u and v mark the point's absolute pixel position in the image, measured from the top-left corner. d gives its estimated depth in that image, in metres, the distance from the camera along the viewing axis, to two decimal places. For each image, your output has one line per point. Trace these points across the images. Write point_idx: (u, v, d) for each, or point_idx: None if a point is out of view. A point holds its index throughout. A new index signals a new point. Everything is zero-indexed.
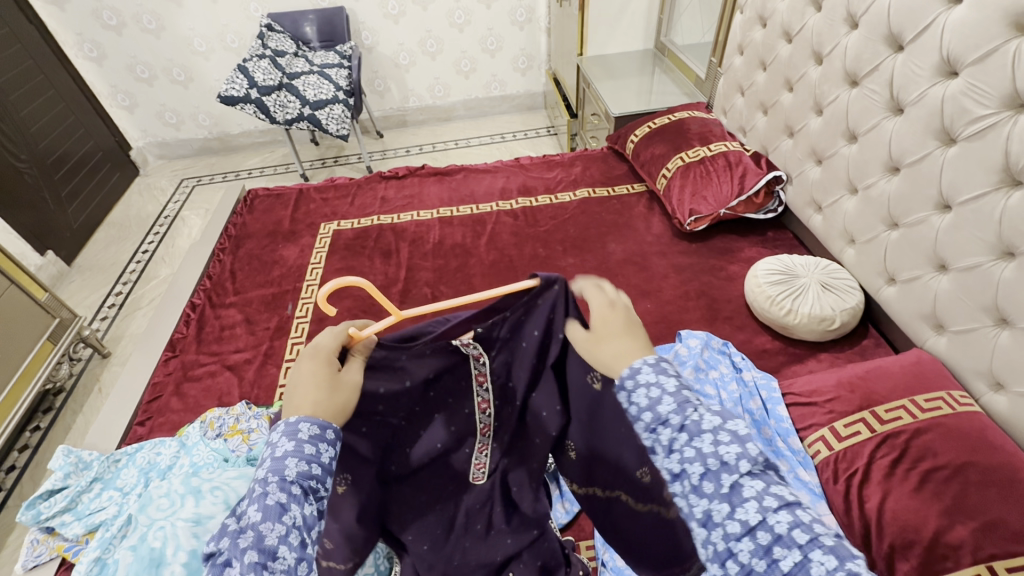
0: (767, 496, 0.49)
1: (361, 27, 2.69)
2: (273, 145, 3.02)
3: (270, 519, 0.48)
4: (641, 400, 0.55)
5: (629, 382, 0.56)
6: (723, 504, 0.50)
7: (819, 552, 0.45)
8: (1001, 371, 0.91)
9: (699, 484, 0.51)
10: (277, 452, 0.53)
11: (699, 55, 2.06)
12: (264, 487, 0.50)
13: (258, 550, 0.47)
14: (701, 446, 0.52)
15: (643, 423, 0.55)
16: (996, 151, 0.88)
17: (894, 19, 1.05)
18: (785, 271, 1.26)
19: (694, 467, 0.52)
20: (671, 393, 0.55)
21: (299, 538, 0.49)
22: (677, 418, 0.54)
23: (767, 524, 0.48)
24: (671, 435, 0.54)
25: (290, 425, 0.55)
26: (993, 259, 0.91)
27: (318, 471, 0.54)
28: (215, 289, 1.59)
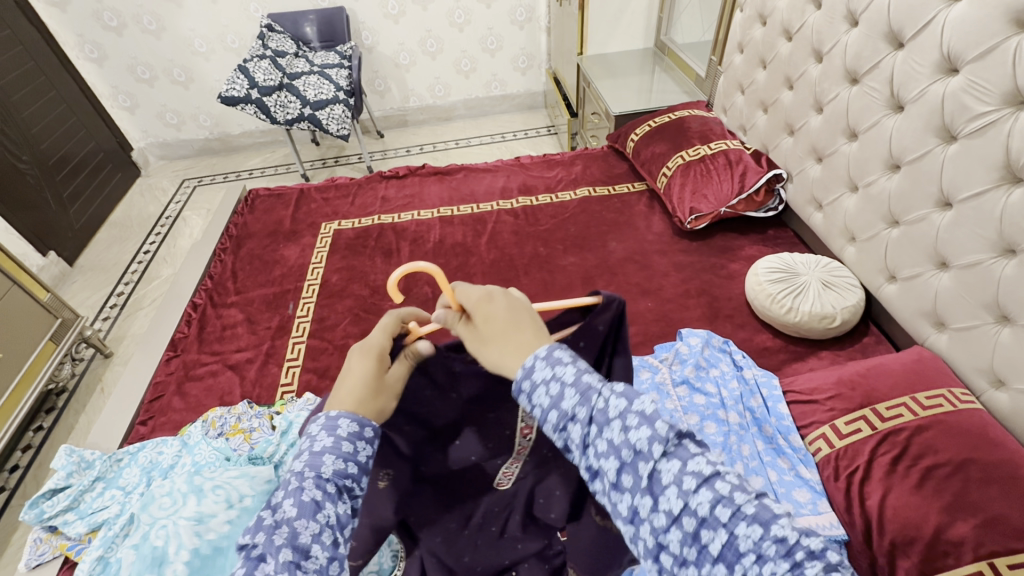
0: (684, 477, 0.46)
1: (361, 27, 2.69)
2: (274, 145, 3.03)
3: (305, 516, 0.50)
4: (544, 399, 0.51)
5: (528, 382, 0.52)
6: (646, 497, 0.47)
7: (743, 525, 0.43)
8: (1002, 368, 0.91)
9: (618, 479, 0.48)
10: (316, 447, 0.54)
11: (699, 54, 2.06)
12: (301, 482, 0.52)
13: (293, 547, 0.48)
14: (611, 437, 0.48)
15: (552, 423, 0.51)
16: (996, 148, 0.88)
17: (895, 16, 1.05)
18: (787, 268, 1.26)
19: (609, 461, 0.48)
20: (571, 384, 0.51)
21: (331, 536, 0.51)
22: (584, 411, 0.50)
23: (690, 508, 0.45)
24: (582, 431, 0.50)
25: (330, 420, 0.56)
26: (993, 256, 0.91)
27: (353, 469, 0.55)
28: (216, 289, 1.60)
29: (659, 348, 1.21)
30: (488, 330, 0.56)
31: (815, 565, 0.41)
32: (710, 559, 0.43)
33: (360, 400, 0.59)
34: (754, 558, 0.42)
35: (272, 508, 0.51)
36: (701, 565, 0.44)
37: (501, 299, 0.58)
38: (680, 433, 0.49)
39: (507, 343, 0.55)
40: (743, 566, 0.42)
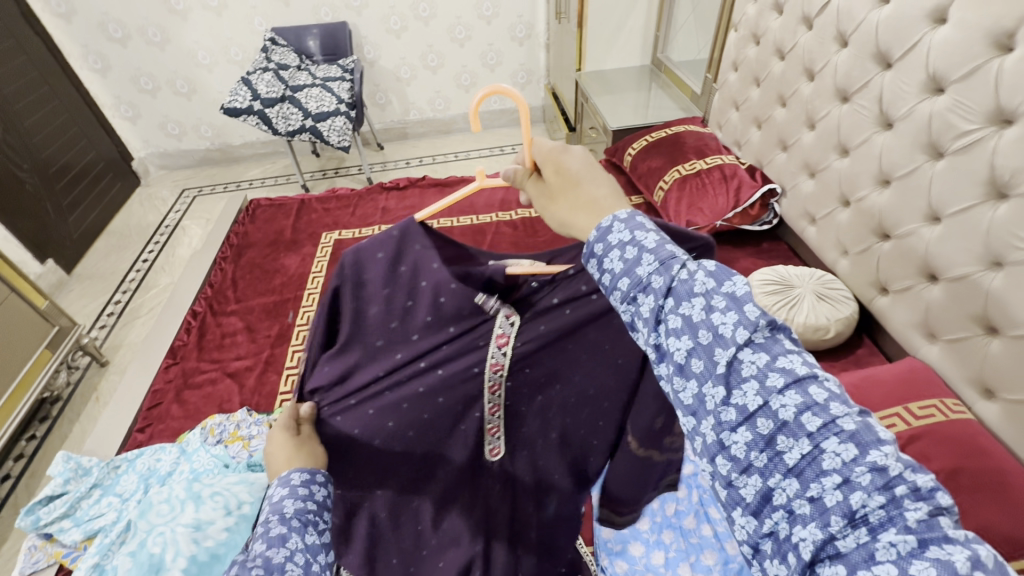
0: (770, 374, 0.45)
1: (363, 41, 2.74)
2: (274, 156, 3.05)
3: (274, 546, 0.54)
4: (616, 265, 0.52)
5: (601, 247, 0.54)
6: (720, 388, 0.46)
7: (833, 442, 0.42)
8: (992, 379, 0.94)
9: (687, 362, 0.48)
10: (274, 497, 0.60)
11: (695, 71, 2.11)
12: (267, 524, 0.56)
13: (265, 567, 0.51)
14: (690, 313, 0.49)
15: (622, 292, 0.52)
16: (981, 165, 0.91)
17: (883, 37, 1.09)
18: (781, 280, 1.27)
19: (682, 342, 0.49)
20: (653, 252, 0.51)
21: (304, 559, 0.54)
22: (662, 281, 0.50)
23: (770, 411, 0.44)
24: (654, 303, 0.50)
25: (284, 478, 0.63)
26: (981, 269, 0.94)
27: (311, 508, 0.61)
28: (216, 298, 1.60)
29: None
30: (558, 179, 0.60)
31: (918, 509, 0.39)
32: (783, 470, 0.43)
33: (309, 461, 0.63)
34: (839, 480, 0.41)
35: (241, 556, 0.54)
36: (768, 475, 0.44)
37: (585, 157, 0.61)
38: (771, 324, 0.47)
39: (579, 198, 0.58)
40: (822, 486, 0.41)
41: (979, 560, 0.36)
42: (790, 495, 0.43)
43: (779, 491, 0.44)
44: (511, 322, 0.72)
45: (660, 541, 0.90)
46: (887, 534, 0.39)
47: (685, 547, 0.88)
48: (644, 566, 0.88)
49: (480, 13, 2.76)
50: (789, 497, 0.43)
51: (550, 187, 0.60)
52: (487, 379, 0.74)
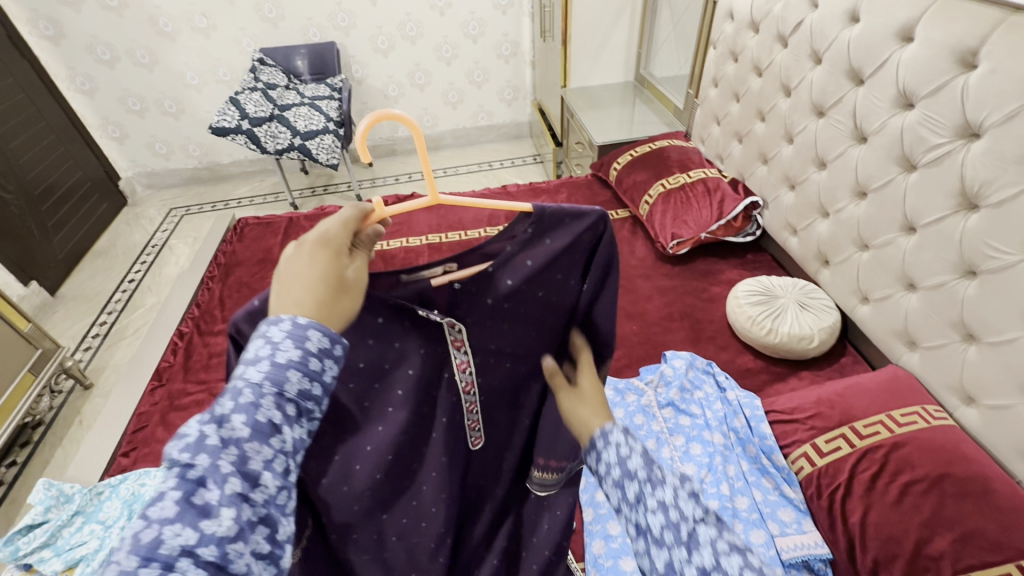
0: (719, 541, 0.53)
1: (351, 61, 2.78)
2: (262, 174, 3.05)
3: (257, 441, 0.43)
4: (611, 457, 0.57)
5: (601, 442, 0.59)
6: (682, 551, 0.53)
7: None
8: (971, 385, 0.95)
9: (659, 534, 0.54)
10: (277, 357, 0.45)
11: (676, 87, 2.16)
12: (259, 399, 0.44)
13: (241, 478, 0.41)
14: (663, 497, 0.54)
15: (613, 477, 0.57)
16: (953, 176, 0.93)
17: (854, 55, 1.12)
18: (765, 291, 1.30)
19: (655, 518, 0.55)
20: (639, 452, 0.56)
21: (283, 467, 0.44)
22: (645, 472, 0.55)
23: (721, 568, 0.51)
24: (638, 489, 0.55)
25: (298, 328, 0.47)
26: (956, 278, 0.96)
27: (316, 391, 0.48)
28: (203, 318, 1.58)
29: (646, 370, 1.25)
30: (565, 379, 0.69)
31: None
32: None
33: (299, 299, 0.50)
34: None
35: (213, 427, 0.42)
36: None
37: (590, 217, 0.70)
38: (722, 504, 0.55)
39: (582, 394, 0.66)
40: None
41: None
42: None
43: None
44: (458, 329, 0.70)
45: None
46: None
47: None
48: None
49: (466, 32, 2.80)
50: None
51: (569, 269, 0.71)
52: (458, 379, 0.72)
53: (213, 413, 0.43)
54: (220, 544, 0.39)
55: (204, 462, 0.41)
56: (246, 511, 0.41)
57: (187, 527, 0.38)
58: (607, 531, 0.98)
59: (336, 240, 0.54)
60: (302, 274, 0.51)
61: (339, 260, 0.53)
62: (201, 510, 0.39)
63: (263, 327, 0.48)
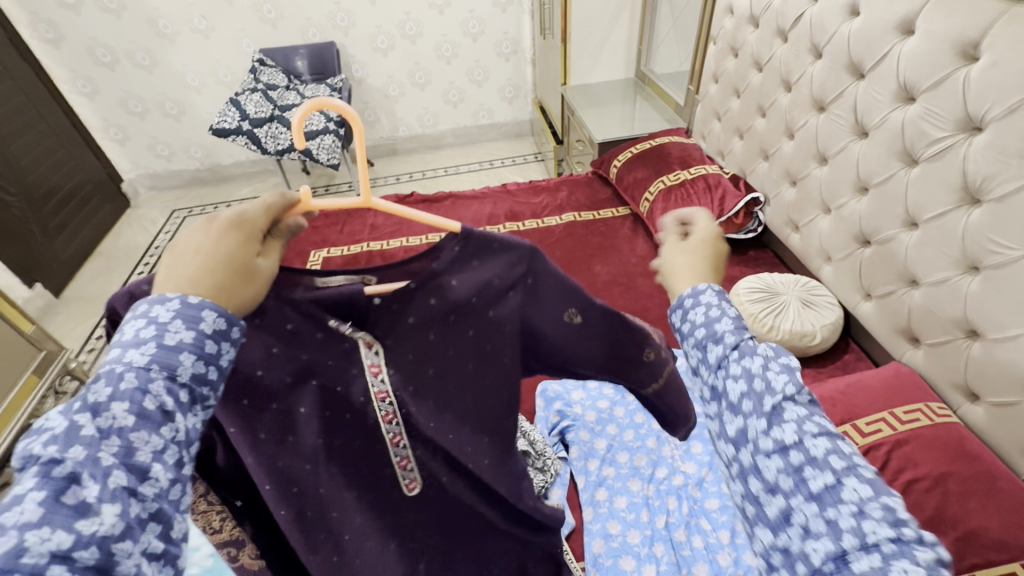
0: (807, 421, 0.49)
1: (351, 60, 2.78)
2: (264, 175, 3.06)
3: (145, 429, 0.38)
4: (698, 317, 0.58)
5: (690, 301, 0.60)
6: (762, 420, 0.50)
7: (853, 480, 0.46)
8: (975, 382, 0.94)
9: (738, 400, 0.53)
10: (166, 339, 0.41)
11: (677, 83, 2.15)
12: (145, 383, 0.39)
13: (125, 469, 0.36)
14: (750, 364, 0.53)
15: (696, 339, 0.58)
16: (955, 170, 0.92)
17: (855, 48, 1.11)
18: (766, 288, 1.29)
19: (738, 383, 0.53)
20: (732, 316, 0.57)
21: (177, 456, 0.39)
22: (734, 337, 0.56)
23: (803, 445, 0.48)
24: (722, 352, 0.56)
25: (189, 308, 0.43)
26: (959, 274, 0.95)
27: (212, 376, 0.44)
28: None
29: None
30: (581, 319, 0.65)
31: (923, 549, 0.42)
32: (805, 493, 0.47)
33: (195, 279, 0.44)
34: (853, 509, 0.44)
35: (86, 416, 0.37)
36: (791, 496, 0.48)
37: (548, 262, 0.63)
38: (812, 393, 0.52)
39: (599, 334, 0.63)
40: (839, 512, 0.45)
41: None
42: (808, 514, 0.46)
43: (799, 511, 0.47)
44: (376, 351, 0.61)
45: (651, 554, 0.93)
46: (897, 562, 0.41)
47: (677, 559, 0.92)
48: None
49: (466, 31, 2.80)
50: (808, 514, 0.46)
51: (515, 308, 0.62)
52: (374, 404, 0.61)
53: (84, 402, 0.38)
54: (103, 545, 0.33)
55: (78, 454, 0.35)
56: (135, 506, 0.36)
57: (59, 529, 0.32)
58: (607, 531, 0.98)
59: (253, 222, 0.49)
60: (202, 253, 0.45)
61: (250, 244, 0.48)
62: (75, 509, 0.33)
63: (142, 309, 0.42)
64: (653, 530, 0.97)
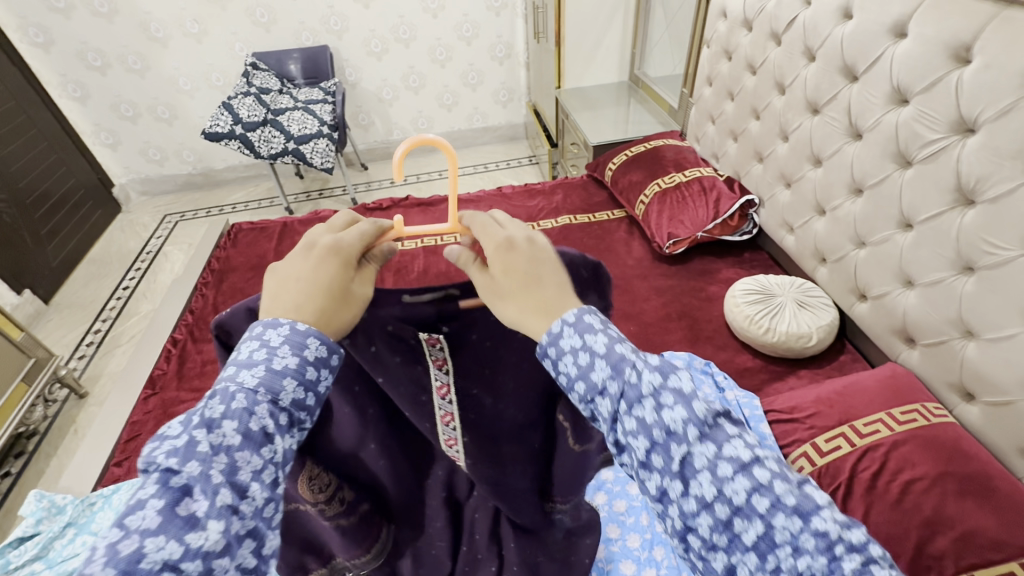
0: (719, 463, 0.45)
1: (344, 64, 2.77)
2: (258, 179, 3.04)
3: (248, 449, 0.43)
4: (571, 368, 0.52)
5: (553, 350, 0.53)
6: (677, 481, 0.46)
7: (782, 517, 0.43)
8: (971, 382, 0.95)
9: (647, 459, 0.48)
10: (275, 364, 0.47)
11: (671, 87, 2.16)
12: (254, 406, 0.44)
13: (230, 487, 0.41)
14: (642, 415, 0.48)
15: (579, 394, 0.52)
16: (949, 172, 0.93)
17: (848, 52, 1.12)
18: (762, 290, 1.29)
19: (638, 441, 0.48)
20: (602, 356, 0.51)
21: (273, 478, 0.44)
22: (615, 386, 0.50)
23: (724, 496, 0.45)
24: (610, 405, 0.50)
25: (296, 335, 0.49)
26: (954, 274, 0.96)
27: (309, 401, 0.49)
28: (198, 324, 1.56)
29: None
30: (508, 279, 0.56)
31: (853, 560, 0.41)
32: (742, 548, 0.44)
33: (298, 304, 0.51)
34: (791, 550, 0.42)
35: (202, 432, 0.42)
36: (731, 552, 0.45)
37: (551, 256, 0.59)
38: (715, 412, 0.48)
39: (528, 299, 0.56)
40: (778, 558, 0.43)
41: None
42: (751, 569, 0.44)
43: (742, 566, 0.44)
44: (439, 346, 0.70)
45: (651, 557, 0.93)
46: None
47: (676, 563, 0.92)
48: None
49: (460, 34, 2.80)
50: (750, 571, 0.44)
51: (500, 286, 0.57)
52: (437, 409, 0.68)
53: (201, 419, 0.43)
54: (205, 558, 0.38)
55: (194, 470, 0.40)
56: (235, 523, 0.40)
57: (173, 539, 0.38)
58: (607, 535, 0.97)
59: (348, 249, 0.56)
60: (307, 277, 0.52)
61: (346, 271, 0.55)
62: (186, 520, 0.39)
63: (259, 333, 0.49)
64: (652, 534, 0.96)
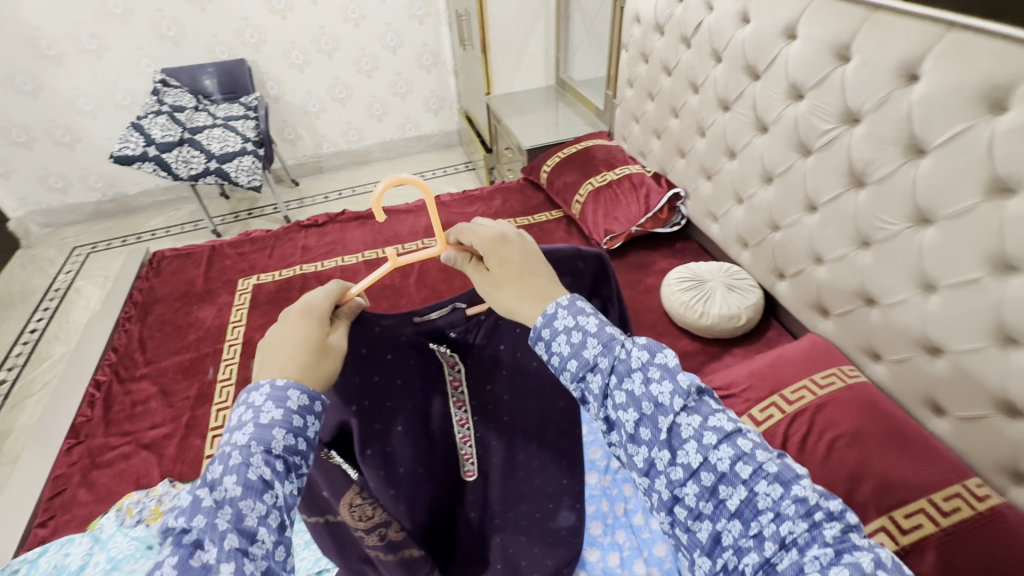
0: (705, 433, 0.52)
1: (264, 77, 2.66)
2: (178, 203, 2.86)
3: (250, 497, 0.46)
4: (564, 347, 0.58)
5: (549, 332, 0.59)
6: (664, 451, 0.53)
7: (763, 484, 0.49)
8: (876, 344, 1.06)
9: (636, 431, 0.54)
10: (262, 419, 0.50)
11: (596, 89, 2.24)
12: (247, 458, 0.48)
13: (238, 533, 0.44)
14: (632, 388, 0.55)
15: (572, 372, 0.58)
16: (841, 158, 1.04)
17: (748, 53, 1.22)
18: (694, 277, 1.37)
19: (628, 414, 0.55)
20: (594, 334, 0.58)
21: (279, 521, 0.48)
22: (607, 361, 0.56)
23: (710, 464, 0.51)
24: (602, 380, 0.56)
25: (277, 390, 0.52)
26: (854, 249, 1.06)
27: (303, 446, 0.52)
28: (122, 363, 1.46)
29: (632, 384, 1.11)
30: (503, 271, 0.63)
31: (833, 526, 0.46)
32: (727, 514, 0.50)
33: (288, 364, 0.55)
34: (772, 516, 0.48)
35: (206, 491, 0.46)
36: (716, 520, 0.50)
37: (538, 252, 0.66)
38: (699, 387, 0.55)
39: (523, 287, 0.62)
40: (761, 523, 0.48)
41: (879, 561, 0.44)
42: (735, 536, 0.49)
43: (726, 532, 0.50)
44: (456, 367, 0.83)
45: (613, 542, 0.95)
46: (812, 550, 0.46)
47: (637, 544, 0.94)
48: (603, 569, 0.91)
49: (384, 43, 2.77)
50: (735, 536, 0.49)
51: (494, 276, 0.64)
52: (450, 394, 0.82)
53: (206, 479, 0.48)
54: None
55: (201, 523, 0.44)
56: (247, 565, 0.44)
57: None
58: None
59: (317, 310, 0.62)
60: (291, 339, 0.57)
61: (320, 326, 0.60)
62: (203, 568, 0.43)
63: (246, 396, 0.53)
64: (612, 519, 0.99)
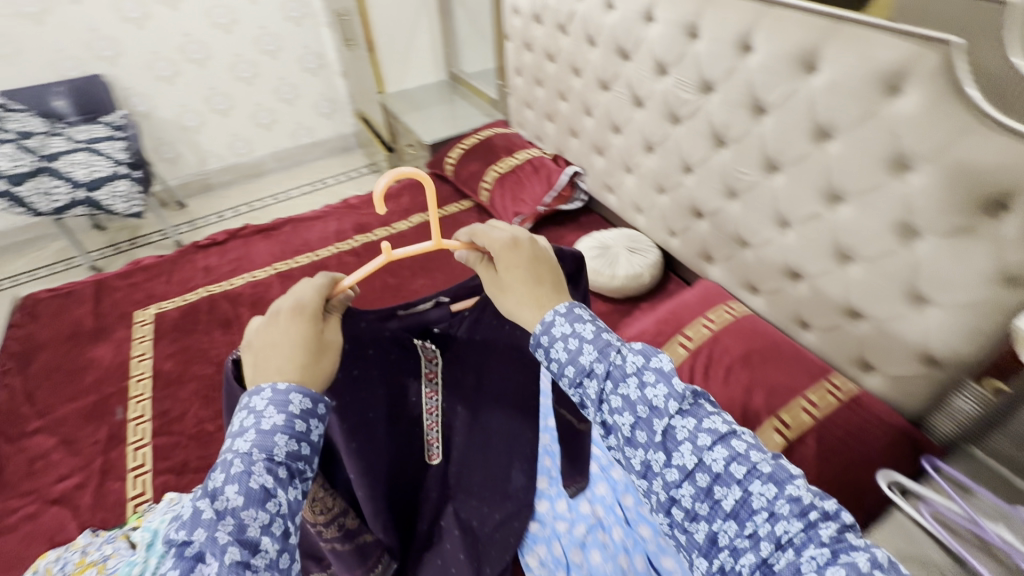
0: (699, 436, 0.57)
1: (128, 93, 2.43)
2: (42, 241, 2.53)
3: (252, 507, 0.49)
4: (562, 353, 0.64)
5: (548, 339, 0.65)
6: (660, 453, 0.58)
7: (757, 484, 0.54)
8: (753, 279, 1.24)
9: (632, 434, 0.60)
10: (263, 425, 0.53)
11: (487, 80, 2.31)
12: (249, 467, 0.50)
13: (242, 542, 0.48)
14: (627, 394, 0.60)
15: (570, 377, 0.64)
16: (704, 123, 1.19)
17: (617, 37, 1.35)
18: (599, 244, 1.50)
19: (625, 417, 0.60)
20: (591, 342, 0.63)
21: (282, 529, 0.51)
22: (602, 367, 0.62)
23: (705, 466, 0.56)
24: (598, 385, 0.62)
25: (279, 394, 0.55)
26: (725, 201, 1.23)
27: (305, 450, 0.55)
28: (7, 420, 1.30)
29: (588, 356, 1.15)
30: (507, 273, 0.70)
31: (828, 527, 0.50)
32: (722, 515, 0.54)
33: (292, 367, 0.57)
34: (767, 515, 0.52)
35: (207, 501, 0.49)
36: (712, 521, 0.55)
37: (546, 257, 0.72)
38: (693, 392, 0.61)
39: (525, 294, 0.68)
40: (756, 523, 0.52)
41: (874, 560, 0.47)
42: (731, 536, 0.53)
43: (722, 533, 0.54)
44: (434, 360, 0.84)
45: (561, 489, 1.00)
46: (807, 549, 0.49)
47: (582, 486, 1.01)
48: (553, 516, 0.97)
49: (261, 48, 2.63)
50: (730, 536, 0.53)
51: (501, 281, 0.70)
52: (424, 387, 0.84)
53: (208, 489, 0.50)
54: None
55: (202, 537, 0.47)
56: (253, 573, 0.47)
57: None
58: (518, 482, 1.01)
59: (309, 307, 0.62)
60: (285, 341, 0.58)
61: (314, 326, 0.61)
62: None
63: (247, 400, 0.55)
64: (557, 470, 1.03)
